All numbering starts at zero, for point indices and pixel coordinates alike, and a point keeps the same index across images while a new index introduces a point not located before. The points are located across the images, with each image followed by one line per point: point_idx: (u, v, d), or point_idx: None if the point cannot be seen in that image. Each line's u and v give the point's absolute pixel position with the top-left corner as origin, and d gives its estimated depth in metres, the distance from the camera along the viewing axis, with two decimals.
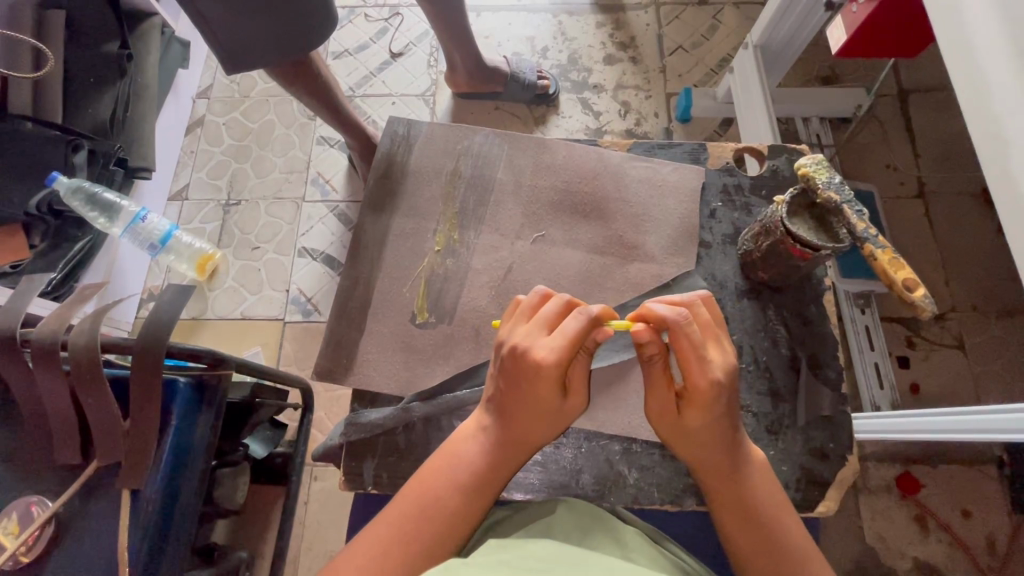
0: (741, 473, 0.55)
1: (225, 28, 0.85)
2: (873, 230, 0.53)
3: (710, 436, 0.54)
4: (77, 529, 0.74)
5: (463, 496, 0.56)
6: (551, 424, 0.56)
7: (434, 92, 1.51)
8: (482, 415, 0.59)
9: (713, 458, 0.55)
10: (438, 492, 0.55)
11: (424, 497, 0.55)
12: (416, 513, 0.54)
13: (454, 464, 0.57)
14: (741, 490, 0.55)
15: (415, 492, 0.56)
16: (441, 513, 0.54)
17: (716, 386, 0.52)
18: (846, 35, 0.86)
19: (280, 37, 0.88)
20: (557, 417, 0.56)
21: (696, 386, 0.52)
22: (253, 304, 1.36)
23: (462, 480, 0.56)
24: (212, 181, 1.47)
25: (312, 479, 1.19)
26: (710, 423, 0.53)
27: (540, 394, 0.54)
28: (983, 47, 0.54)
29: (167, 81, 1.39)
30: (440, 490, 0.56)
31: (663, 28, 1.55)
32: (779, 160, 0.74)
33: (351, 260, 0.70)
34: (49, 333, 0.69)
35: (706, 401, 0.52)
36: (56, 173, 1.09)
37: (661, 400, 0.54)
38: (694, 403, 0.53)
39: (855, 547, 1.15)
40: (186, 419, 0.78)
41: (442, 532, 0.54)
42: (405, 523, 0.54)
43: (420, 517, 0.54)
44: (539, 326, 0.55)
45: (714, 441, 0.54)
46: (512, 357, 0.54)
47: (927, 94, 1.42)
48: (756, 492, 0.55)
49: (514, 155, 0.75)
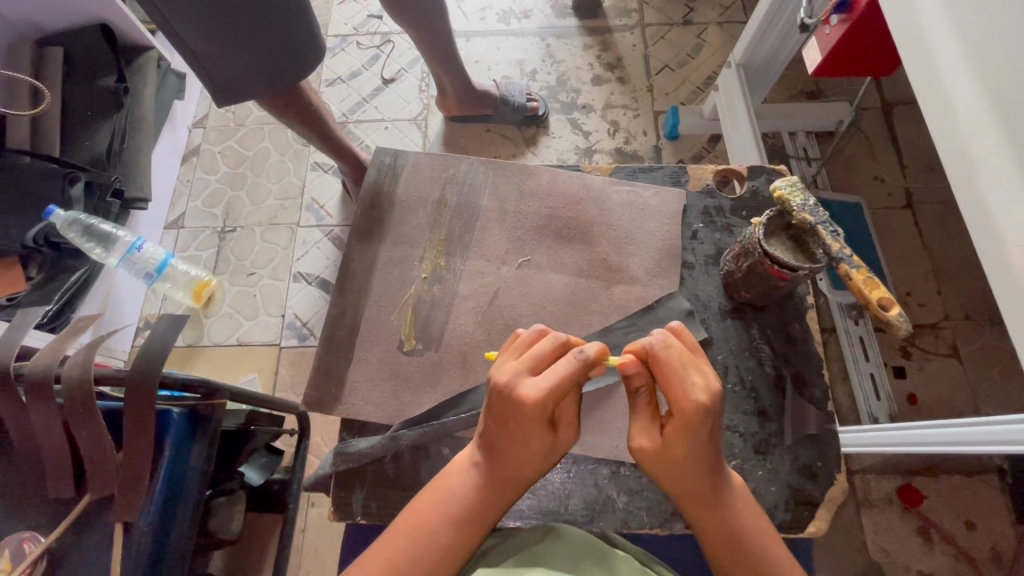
0: (724, 499, 0.55)
1: (217, 66, 0.88)
2: (848, 250, 0.54)
3: (691, 465, 0.53)
4: (67, 566, 0.73)
5: (453, 529, 0.55)
6: (545, 457, 0.56)
7: (426, 116, 1.54)
8: (474, 449, 0.59)
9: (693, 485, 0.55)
10: (427, 527, 0.55)
11: (412, 530, 0.55)
12: (407, 545, 0.55)
13: (443, 497, 0.57)
14: (726, 516, 0.55)
15: (408, 525, 0.56)
16: (431, 547, 0.55)
17: (699, 411, 0.51)
18: (821, 56, 0.88)
19: (271, 71, 0.91)
20: (550, 450, 0.56)
21: (678, 411, 0.52)
22: (249, 330, 1.36)
23: (455, 514, 0.56)
24: (208, 209, 1.48)
25: (309, 506, 1.19)
26: (690, 450, 0.53)
27: (534, 432, 0.54)
28: (947, 72, 0.56)
29: (163, 112, 1.42)
30: (433, 525, 0.55)
31: (649, 48, 1.59)
32: (759, 181, 0.75)
33: (339, 289, 0.71)
34: (43, 366, 0.69)
35: (685, 426, 0.52)
36: (53, 207, 1.10)
37: (648, 429, 0.54)
38: (674, 423, 0.52)
39: (858, 562, 1.14)
40: (179, 450, 0.78)
41: (431, 566, 0.54)
42: (394, 557, 0.54)
43: (409, 549, 0.54)
44: (531, 365, 0.54)
45: (696, 469, 0.54)
46: (501, 396, 0.54)
47: (910, 107, 1.45)
48: (740, 517, 0.55)
49: (498, 182, 0.76)
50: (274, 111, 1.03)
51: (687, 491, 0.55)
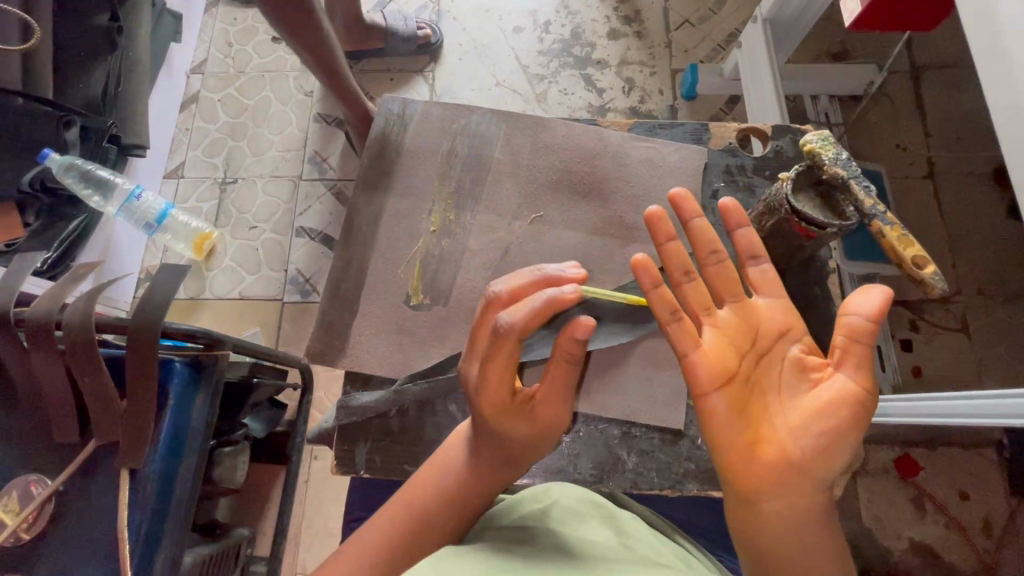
0: (807, 501, 0.48)
1: None
2: (881, 206, 0.52)
3: (814, 447, 0.47)
4: (74, 510, 0.74)
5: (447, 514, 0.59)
6: (543, 444, 0.59)
7: (434, 69, 1.48)
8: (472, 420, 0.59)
9: (778, 474, 0.48)
10: (435, 480, 0.59)
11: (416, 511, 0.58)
12: (416, 499, 0.59)
13: (439, 486, 0.58)
14: (808, 511, 0.48)
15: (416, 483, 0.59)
16: (427, 525, 0.58)
17: (868, 379, 0.48)
18: (860, 8, 0.83)
19: None
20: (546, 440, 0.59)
21: (844, 378, 0.48)
22: (252, 284, 1.35)
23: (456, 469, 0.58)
24: (208, 159, 1.44)
25: (312, 458, 1.20)
26: (808, 424, 0.48)
27: (514, 412, 0.56)
28: (1006, 23, 0.53)
29: (159, 55, 1.36)
30: (437, 477, 0.59)
31: (669, 1, 1.51)
32: (784, 142, 0.72)
33: (344, 241, 0.69)
34: (43, 312, 0.68)
35: (844, 397, 0.48)
36: (48, 151, 1.06)
37: (719, 333, 0.53)
38: (837, 382, 0.48)
39: (852, 528, 1.16)
40: (184, 399, 0.76)
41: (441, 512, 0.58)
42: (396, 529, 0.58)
43: (414, 501, 0.59)
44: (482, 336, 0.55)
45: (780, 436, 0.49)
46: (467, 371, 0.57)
47: (940, 71, 1.38)
48: (820, 514, 0.48)
49: (512, 134, 0.73)
50: (282, 21, 0.99)
51: (777, 474, 0.48)
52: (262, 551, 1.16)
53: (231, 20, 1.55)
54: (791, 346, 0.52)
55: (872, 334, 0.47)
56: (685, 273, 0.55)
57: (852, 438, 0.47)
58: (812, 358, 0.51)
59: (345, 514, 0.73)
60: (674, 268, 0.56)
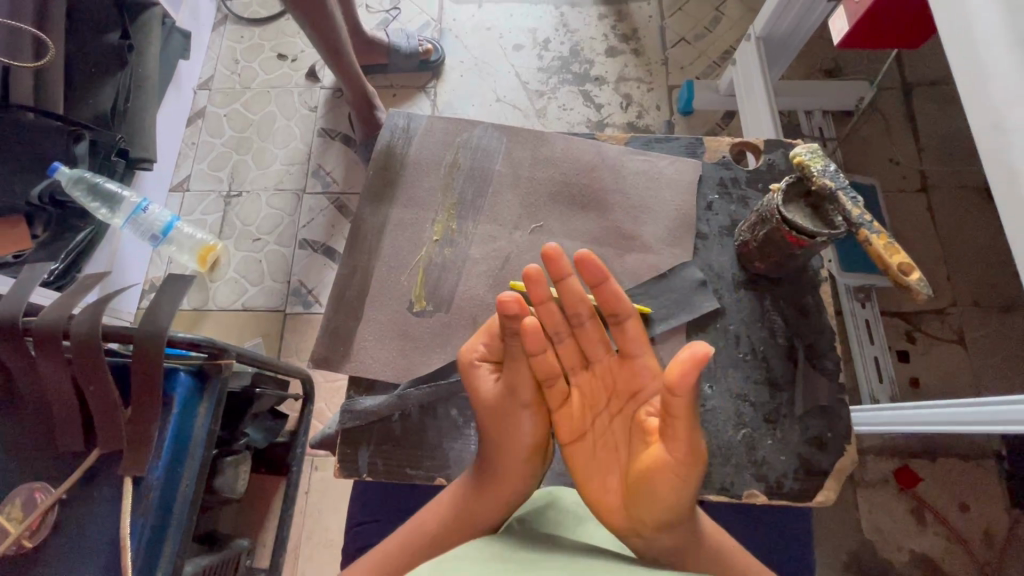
0: (661, 540, 0.55)
1: None
2: (868, 215, 0.54)
3: (649, 503, 0.52)
4: (76, 518, 0.74)
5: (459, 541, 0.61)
6: (523, 442, 0.59)
7: (436, 85, 1.51)
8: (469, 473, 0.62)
9: (630, 522, 0.55)
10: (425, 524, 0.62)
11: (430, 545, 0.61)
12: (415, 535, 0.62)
13: (441, 504, 0.62)
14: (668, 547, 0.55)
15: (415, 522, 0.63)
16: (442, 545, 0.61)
17: (688, 451, 0.49)
18: (848, 27, 0.87)
19: None
20: (528, 435, 0.59)
21: (666, 448, 0.51)
22: (254, 295, 1.36)
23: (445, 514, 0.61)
24: (213, 172, 1.47)
25: (313, 468, 1.20)
26: (641, 482, 0.52)
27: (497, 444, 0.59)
28: (985, 39, 0.56)
29: (167, 72, 1.39)
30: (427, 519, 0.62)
31: (666, 20, 1.55)
32: (776, 154, 0.74)
33: (349, 250, 0.71)
34: (51, 320, 0.69)
35: (665, 463, 0.51)
36: (57, 164, 1.08)
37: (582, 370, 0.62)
38: (664, 446, 0.51)
39: (853, 540, 1.16)
40: (186, 407, 0.77)
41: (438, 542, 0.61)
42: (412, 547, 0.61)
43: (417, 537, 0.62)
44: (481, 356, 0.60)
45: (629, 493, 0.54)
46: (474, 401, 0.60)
47: (931, 88, 1.41)
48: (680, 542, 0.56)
49: (513, 148, 0.75)
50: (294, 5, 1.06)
51: (631, 520, 0.55)
52: (262, 562, 1.16)
53: (239, 38, 1.59)
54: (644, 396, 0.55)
55: (685, 407, 0.48)
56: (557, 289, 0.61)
57: (681, 495, 0.51)
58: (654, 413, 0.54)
59: (347, 520, 0.73)
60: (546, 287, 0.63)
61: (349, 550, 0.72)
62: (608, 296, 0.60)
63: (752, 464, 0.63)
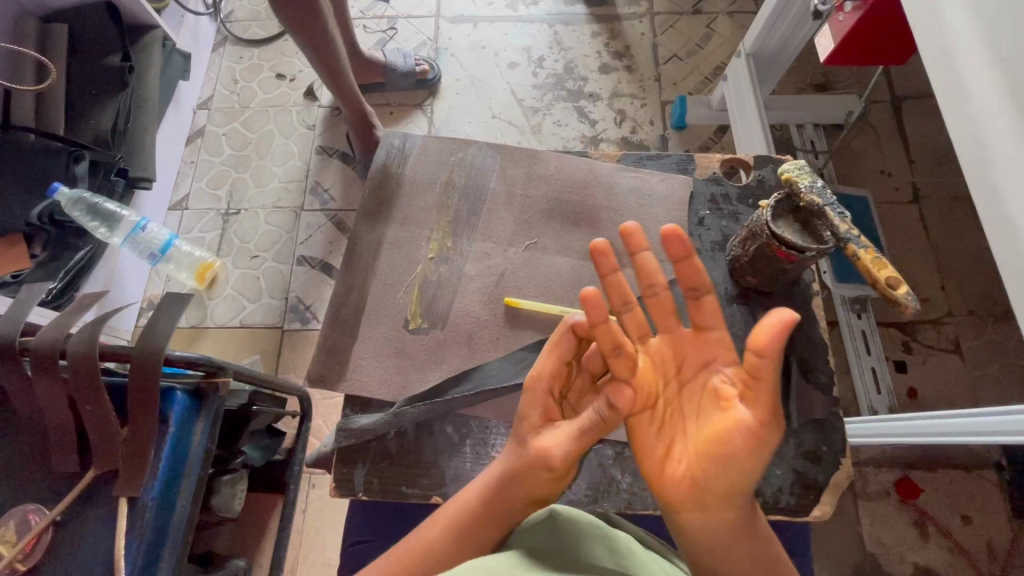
0: (727, 515, 0.51)
1: None
2: (856, 230, 0.55)
3: (718, 475, 0.50)
4: (70, 541, 0.73)
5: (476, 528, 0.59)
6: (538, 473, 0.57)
7: (433, 103, 1.53)
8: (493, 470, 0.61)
9: (693, 493, 0.51)
10: (428, 536, 0.59)
11: (445, 525, 0.59)
12: (415, 553, 0.59)
13: (459, 501, 0.61)
14: (723, 522, 0.51)
15: (413, 535, 0.60)
16: (457, 545, 0.59)
17: (764, 413, 0.48)
18: (834, 44, 0.89)
19: None
20: (547, 473, 0.57)
21: (746, 411, 0.49)
22: (252, 312, 1.37)
23: (453, 521, 0.59)
24: (212, 190, 1.48)
25: (310, 486, 1.20)
26: (707, 462, 0.50)
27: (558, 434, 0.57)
28: (964, 61, 0.57)
29: (167, 92, 1.41)
30: (434, 533, 0.59)
31: (658, 37, 1.58)
32: (766, 170, 0.75)
33: (345, 268, 0.71)
34: (49, 340, 0.69)
35: (742, 434, 0.48)
36: (57, 185, 1.08)
37: (647, 358, 0.59)
38: (741, 412, 0.49)
39: (855, 553, 1.15)
40: (183, 426, 0.77)
41: (441, 554, 0.58)
42: (424, 546, 0.59)
43: (416, 554, 0.59)
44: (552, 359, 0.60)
45: (697, 487, 0.51)
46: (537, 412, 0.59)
47: (920, 101, 1.44)
48: (733, 522, 0.52)
49: (507, 166, 0.76)
50: (294, 27, 1.07)
51: (681, 500, 0.52)
52: None
53: (238, 58, 1.62)
54: (712, 375, 0.54)
55: (771, 365, 0.47)
56: (624, 304, 0.60)
57: (756, 469, 0.49)
58: (727, 386, 0.52)
59: (342, 539, 0.72)
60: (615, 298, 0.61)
61: (345, 570, 0.71)
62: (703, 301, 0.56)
63: None
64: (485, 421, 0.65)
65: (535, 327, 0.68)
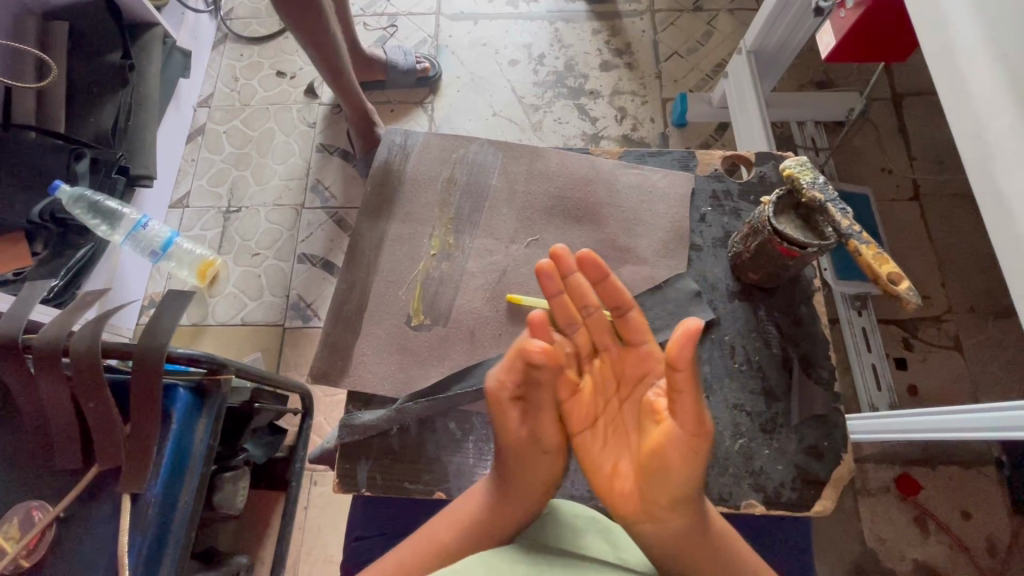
0: (673, 526, 0.53)
1: None
2: (857, 226, 0.55)
3: (657, 490, 0.51)
4: (73, 537, 0.74)
5: (488, 530, 0.59)
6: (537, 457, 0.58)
7: (434, 101, 1.53)
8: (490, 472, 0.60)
9: (641, 506, 0.53)
10: (440, 537, 0.59)
11: (456, 526, 0.60)
12: (426, 554, 0.59)
13: (468, 500, 0.60)
14: (674, 529, 0.53)
15: (424, 533, 0.61)
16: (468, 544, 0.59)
17: (698, 425, 0.47)
18: (835, 40, 0.89)
19: None
20: (546, 453, 0.58)
21: (675, 424, 0.48)
22: (253, 309, 1.37)
23: (464, 521, 0.59)
24: (212, 188, 1.48)
25: (312, 483, 1.20)
26: (647, 478, 0.51)
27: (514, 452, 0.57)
28: (965, 56, 0.57)
29: (168, 90, 1.41)
30: (445, 535, 0.59)
31: (659, 34, 1.57)
32: (767, 167, 0.75)
33: (347, 265, 0.72)
34: (51, 338, 0.69)
35: (674, 447, 0.48)
36: (58, 182, 1.08)
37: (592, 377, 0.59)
38: (671, 424, 0.48)
39: (855, 550, 1.15)
40: (185, 423, 0.77)
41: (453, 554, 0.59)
42: (440, 549, 0.59)
43: (428, 555, 0.59)
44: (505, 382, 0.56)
45: (642, 500, 0.53)
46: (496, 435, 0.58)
47: (920, 98, 1.44)
48: (688, 527, 0.53)
49: (508, 163, 0.76)
50: (294, 25, 1.07)
51: (630, 511, 0.54)
52: None
53: (238, 56, 1.62)
54: (649, 389, 0.54)
55: (689, 380, 0.45)
56: (568, 324, 0.60)
57: (690, 482, 0.50)
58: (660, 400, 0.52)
59: (345, 535, 0.73)
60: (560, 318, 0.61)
61: (348, 566, 0.72)
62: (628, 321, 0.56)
63: (749, 474, 0.63)
64: (488, 417, 0.66)
65: None
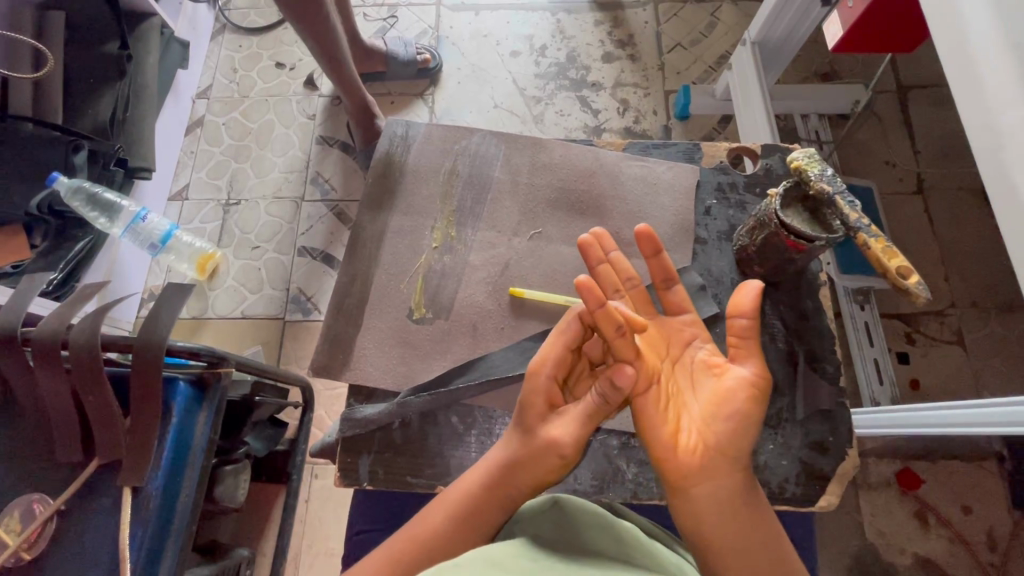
0: (730, 483, 0.53)
1: None
2: (866, 219, 0.54)
3: (727, 430, 0.53)
4: (73, 531, 0.73)
5: (472, 522, 0.58)
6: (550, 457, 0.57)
7: (434, 93, 1.52)
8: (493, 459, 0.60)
9: (704, 460, 0.53)
10: (432, 524, 0.58)
11: (448, 513, 0.59)
12: (417, 542, 0.58)
13: (464, 485, 0.60)
14: (729, 489, 0.53)
15: (417, 522, 0.59)
16: (458, 533, 0.58)
17: (760, 367, 0.54)
18: (843, 31, 0.87)
19: None
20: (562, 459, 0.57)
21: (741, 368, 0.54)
22: (253, 303, 1.36)
23: (458, 509, 0.58)
24: (212, 181, 1.47)
25: (313, 476, 1.20)
26: (714, 421, 0.53)
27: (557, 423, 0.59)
28: (978, 46, 0.56)
29: (166, 81, 1.39)
30: (437, 523, 0.58)
31: (662, 26, 1.56)
32: (773, 159, 0.74)
33: (349, 258, 0.71)
34: (50, 331, 0.69)
35: (744, 385, 0.54)
36: (56, 173, 1.07)
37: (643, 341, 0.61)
38: (738, 368, 0.55)
39: (855, 543, 1.15)
40: (185, 416, 0.76)
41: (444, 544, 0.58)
42: (431, 537, 0.58)
43: (420, 545, 0.58)
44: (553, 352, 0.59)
45: (705, 454, 0.53)
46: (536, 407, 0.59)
47: (926, 91, 1.42)
48: (743, 484, 0.53)
49: (511, 155, 0.75)
50: (294, 15, 1.06)
51: (691, 472, 0.53)
52: (262, 571, 1.15)
53: (237, 47, 1.60)
54: (697, 351, 0.59)
55: (753, 329, 0.54)
56: (615, 291, 0.62)
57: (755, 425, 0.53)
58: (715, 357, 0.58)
59: (347, 528, 0.73)
60: (605, 288, 0.63)
61: (349, 560, 0.71)
62: (675, 293, 0.61)
63: (753, 469, 0.63)
64: (490, 411, 0.65)
65: (540, 317, 0.68)
